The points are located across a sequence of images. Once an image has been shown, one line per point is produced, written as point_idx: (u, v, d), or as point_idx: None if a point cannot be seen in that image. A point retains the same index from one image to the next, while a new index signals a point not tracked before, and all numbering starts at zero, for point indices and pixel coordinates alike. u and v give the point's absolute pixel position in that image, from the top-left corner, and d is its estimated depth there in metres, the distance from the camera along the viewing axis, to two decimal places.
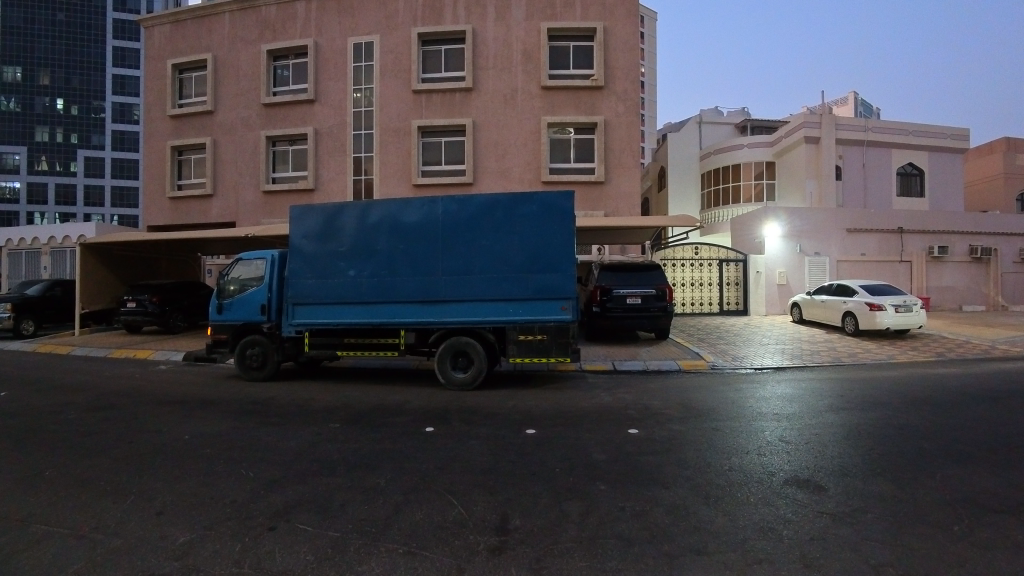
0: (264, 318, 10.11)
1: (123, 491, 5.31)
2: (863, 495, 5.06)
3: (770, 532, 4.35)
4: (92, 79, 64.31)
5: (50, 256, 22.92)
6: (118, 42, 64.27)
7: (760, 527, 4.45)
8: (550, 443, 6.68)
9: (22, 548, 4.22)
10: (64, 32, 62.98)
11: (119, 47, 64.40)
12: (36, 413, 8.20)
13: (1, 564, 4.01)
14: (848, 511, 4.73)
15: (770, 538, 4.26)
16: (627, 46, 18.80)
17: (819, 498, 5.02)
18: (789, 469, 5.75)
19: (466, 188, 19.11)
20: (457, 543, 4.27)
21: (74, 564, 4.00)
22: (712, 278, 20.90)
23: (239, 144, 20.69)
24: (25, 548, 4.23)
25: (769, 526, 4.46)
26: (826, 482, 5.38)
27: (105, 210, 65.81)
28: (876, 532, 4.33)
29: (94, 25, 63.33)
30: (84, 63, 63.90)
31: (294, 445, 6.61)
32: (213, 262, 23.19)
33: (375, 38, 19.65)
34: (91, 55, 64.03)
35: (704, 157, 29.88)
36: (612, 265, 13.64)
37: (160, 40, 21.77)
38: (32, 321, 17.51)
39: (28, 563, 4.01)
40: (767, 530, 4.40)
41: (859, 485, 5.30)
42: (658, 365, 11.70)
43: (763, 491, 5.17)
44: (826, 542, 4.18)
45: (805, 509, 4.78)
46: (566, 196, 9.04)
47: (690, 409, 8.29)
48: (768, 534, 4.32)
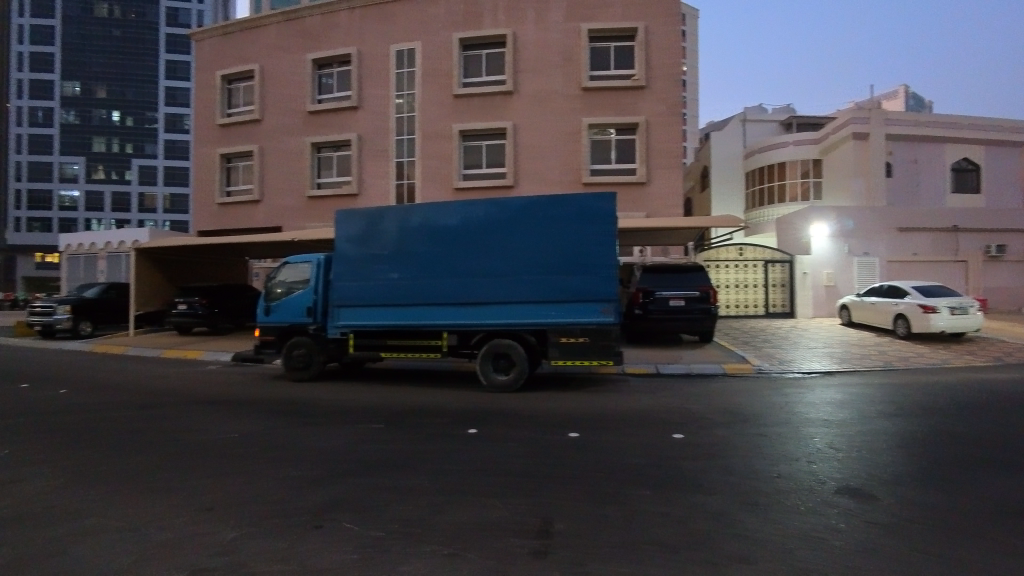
0: (310, 319, 10.30)
1: (174, 488, 5.49)
2: (918, 505, 4.83)
3: (819, 543, 4.18)
4: (145, 91, 66.92)
5: (107, 260, 23.97)
6: (171, 55, 67.17)
7: (806, 535, 4.30)
8: (593, 446, 6.60)
9: (78, 541, 4.41)
10: (123, 49, 66.12)
11: (171, 60, 67.32)
12: (93, 411, 8.60)
13: (60, 555, 4.20)
14: (902, 521, 4.51)
15: (820, 548, 4.09)
16: (667, 45, 18.48)
17: (872, 507, 4.80)
18: (839, 477, 5.51)
19: (505, 190, 19.13)
20: (498, 546, 4.25)
21: (127, 557, 4.15)
22: (756, 279, 20.58)
23: (284, 151, 21.23)
24: (80, 541, 4.41)
25: (818, 536, 4.29)
26: (877, 491, 5.15)
27: (158, 216, 68.10)
28: (932, 543, 4.13)
29: (148, 39, 66.39)
30: (138, 76, 66.69)
31: (337, 444, 6.73)
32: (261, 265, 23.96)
33: (416, 44, 19.92)
34: (145, 69, 66.85)
35: (746, 156, 29.07)
36: (653, 267, 13.39)
37: (209, 52, 22.57)
38: (89, 322, 18.44)
39: (85, 556, 4.18)
40: (816, 539, 4.24)
41: (915, 495, 5.04)
42: (701, 368, 11.42)
43: (813, 500, 4.98)
44: (879, 554, 3.99)
45: (856, 519, 4.57)
46: (605, 197, 8.92)
47: (733, 414, 8.08)
48: (817, 544, 4.16)
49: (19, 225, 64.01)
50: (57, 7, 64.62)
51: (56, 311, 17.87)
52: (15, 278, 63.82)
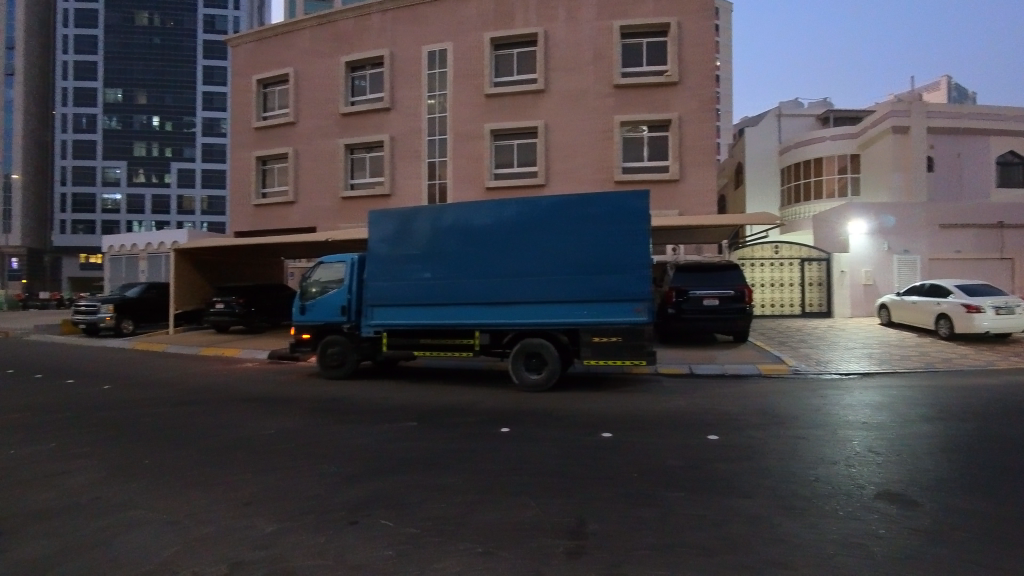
0: (344, 318, 10.45)
1: (213, 482, 5.64)
2: (965, 511, 4.64)
3: (860, 549, 4.05)
4: (183, 96, 68.80)
5: (148, 261, 24.72)
6: (208, 61, 69.05)
7: (845, 541, 4.18)
8: (627, 447, 6.55)
9: (122, 533, 4.56)
10: (163, 56, 68.27)
11: (208, 66, 69.17)
12: (135, 407, 8.88)
13: (106, 545, 4.36)
14: (948, 528, 4.35)
15: (861, 554, 3.97)
16: (701, 40, 18.17)
17: (915, 513, 4.63)
18: (879, 482, 5.34)
19: (537, 190, 19.10)
20: (532, 545, 4.23)
21: (170, 549, 4.27)
22: (792, 277, 20.11)
23: (318, 153, 21.61)
24: (125, 532, 4.57)
25: (858, 542, 4.17)
26: (919, 496, 4.97)
27: (196, 218, 69.61)
28: (981, 552, 3.96)
29: (187, 46, 68.38)
30: (177, 82, 68.65)
31: (371, 442, 6.82)
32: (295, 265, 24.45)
33: (447, 45, 20.04)
34: (183, 74, 68.77)
35: (782, 152, 28.30)
36: (686, 266, 13.19)
37: (245, 57, 23.09)
38: (131, 321, 19.08)
39: (128, 547, 4.31)
40: (856, 545, 4.11)
41: (960, 501, 4.85)
42: (736, 369, 11.22)
43: (851, 504, 4.84)
44: (924, 562, 3.85)
45: (897, 525, 4.42)
46: (638, 195, 8.82)
47: (768, 415, 7.91)
48: (858, 550, 4.03)
49: (65, 228, 66.48)
50: (100, 16, 67.01)
51: (100, 310, 18.55)
52: (61, 278, 66.27)
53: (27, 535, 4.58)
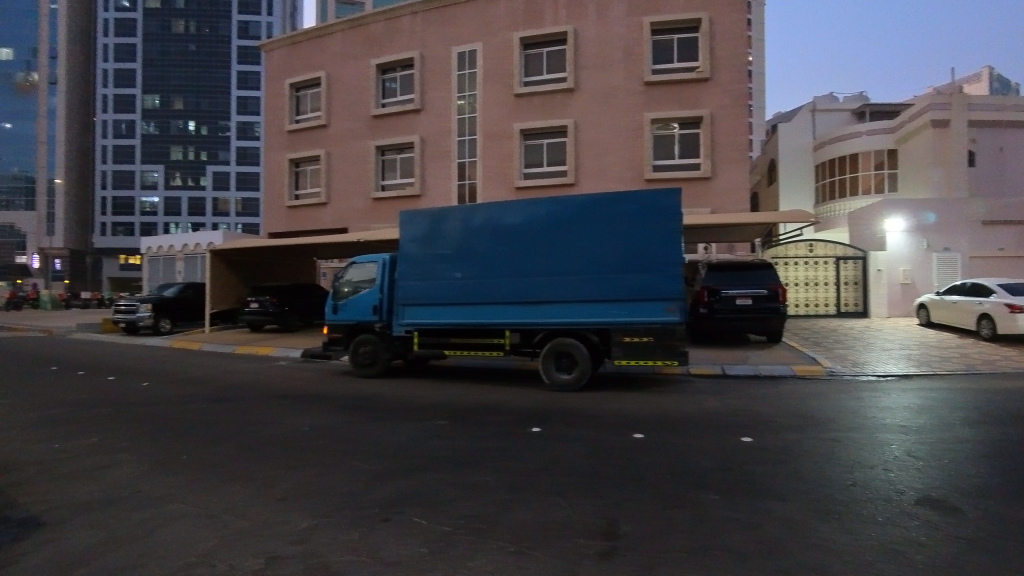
0: (376, 318, 10.58)
1: (249, 478, 5.77)
2: (1012, 519, 4.46)
3: (901, 556, 3.93)
4: (218, 101, 70.44)
5: (184, 262, 25.37)
6: (242, 66, 70.63)
7: (884, 548, 4.06)
8: (660, 447, 6.49)
9: (161, 526, 4.70)
10: (198, 63, 70.16)
11: (242, 71, 70.70)
12: (173, 403, 9.14)
13: (146, 537, 4.49)
14: (993, 537, 4.19)
15: (902, 562, 3.85)
16: (733, 35, 17.88)
17: (959, 521, 4.47)
18: (919, 487, 5.17)
19: (567, 189, 19.04)
20: (565, 546, 4.22)
21: (208, 542, 4.38)
22: (827, 276, 19.65)
23: (350, 155, 21.91)
24: (164, 525, 4.70)
25: (899, 549, 4.04)
26: (962, 503, 4.80)
27: (231, 220, 70.94)
28: None
29: (222, 52, 70.11)
30: (212, 87, 70.41)
31: (402, 439, 6.89)
32: (328, 265, 24.88)
33: (477, 46, 20.11)
34: (219, 80, 70.47)
35: (816, 148, 27.59)
36: (719, 264, 12.94)
37: (279, 61, 23.54)
38: (169, 320, 19.64)
39: (167, 540, 4.44)
40: (896, 552, 3.99)
41: (1006, 509, 4.67)
42: (770, 370, 11.01)
43: (890, 510, 4.70)
44: (970, 571, 3.71)
45: (939, 533, 4.27)
46: (669, 193, 8.72)
47: (802, 417, 7.74)
48: (898, 558, 3.91)
49: (106, 231, 68.72)
50: (139, 25, 69.21)
51: (139, 309, 19.14)
52: (102, 279, 68.51)
53: (72, 526, 4.75)
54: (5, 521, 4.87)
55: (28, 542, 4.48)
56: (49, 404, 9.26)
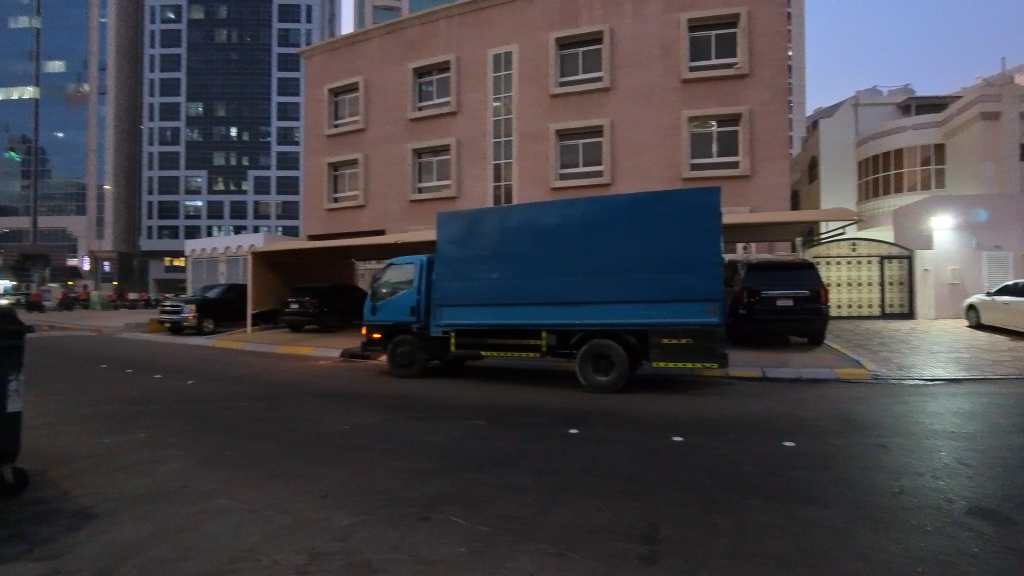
0: (414, 318, 10.71)
1: (292, 474, 5.90)
2: None
3: (954, 568, 3.78)
4: (259, 108, 72.41)
5: (227, 264, 26.11)
6: (283, 73, 72.52)
7: (935, 558, 3.91)
8: (700, 451, 6.38)
9: (208, 519, 4.85)
10: (241, 71, 72.29)
11: (283, 77, 72.51)
12: (219, 401, 9.42)
13: (194, 531, 4.64)
14: None
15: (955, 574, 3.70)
16: (772, 29, 17.51)
17: (1015, 532, 4.28)
18: (970, 496, 4.97)
19: (603, 189, 18.92)
20: (605, 549, 4.19)
21: (252, 537, 4.50)
22: (871, 276, 19.08)
23: (387, 158, 22.23)
24: (211, 519, 4.85)
25: (951, 560, 3.89)
26: (1017, 513, 4.59)
27: (271, 223, 72.64)
28: None
29: (264, 60, 72.15)
30: (254, 94, 72.46)
31: (441, 439, 6.95)
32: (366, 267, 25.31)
33: (513, 47, 20.17)
34: (260, 87, 72.45)
35: (859, 144, 26.74)
36: (758, 264, 12.64)
37: (318, 67, 24.03)
38: (212, 320, 20.25)
39: (214, 534, 4.57)
40: (949, 564, 3.83)
41: None
42: (812, 373, 10.72)
43: (940, 519, 4.53)
44: None
45: (994, 544, 4.11)
46: (709, 192, 8.57)
47: (845, 421, 7.52)
48: (950, 569, 3.76)
49: (152, 234, 71.23)
50: (184, 36, 71.74)
51: (183, 309, 19.79)
52: (149, 280, 71.05)
53: (125, 518, 4.94)
54: (61, 511, 5.09)
55: (83, 532, 4.67)
56: (103, 401, 9.65)
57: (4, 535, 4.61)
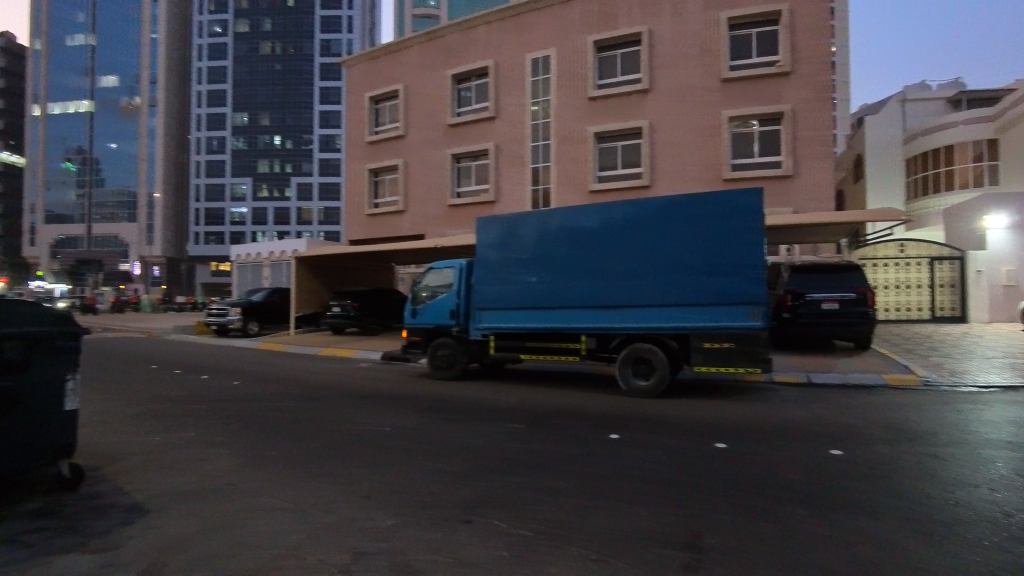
0: (453, 322, 10.82)
1: (337, 474, 6.05)
2: None
3: None
4: (302, 116, 74.27)
5: (271, 268, 26.82)
6: (325, 83, 74.27)
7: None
8: (742, 458, 6.28)
9: (256, 517, 5.01)
10: (284, 81, 74.38)
11: (325, 86, 74.27)
12: (265, 401, 9.71)
13: (243, 528, 4.80)
14: None
15: None
16: (816, 25, 17.11)
17: None
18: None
19: (642, 191, 18.75)
20: (646, 556, 4.17)
21: (298, 535, 4.63)
22: (920, 278, 18.48)
23: (426, 163, 22.53)
24: (259, 517, 5.02)
25: None
26: None
27: (314, 228, 74.14)
28: None
29: (307, 70, 74.09)
30: (297, 103, 74.38)
31: (480, 442, 7.01)
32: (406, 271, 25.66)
33: (551, 51, 20.23)
34: (303, 96, 74.32)
35: (907, 140, 25.78)
36: (803, 267, 12.35)
37: (359, 76, 24.54)
38: (256, 322, 20.85)
39: (261, 531, 4.72)
40: None
41: None
42: (860, 379, 10.40)
43: (998, 534, 4.35)
44: None
45: None
46: (753, 193, 8.42)
47: (895, 429, 7.28)
48: None
49: (199, 240, 73.58)
50: (230, 48, 74.31)
51: (229, 312, 20.47)
52: (196, 284, 73.37)
53: (179, 513, 5.15)
54: (118, 506, 5.33)
55: (136, 526, 4.87)
56: (157, 400, 10.07)
57: (61, 528, 4.85)
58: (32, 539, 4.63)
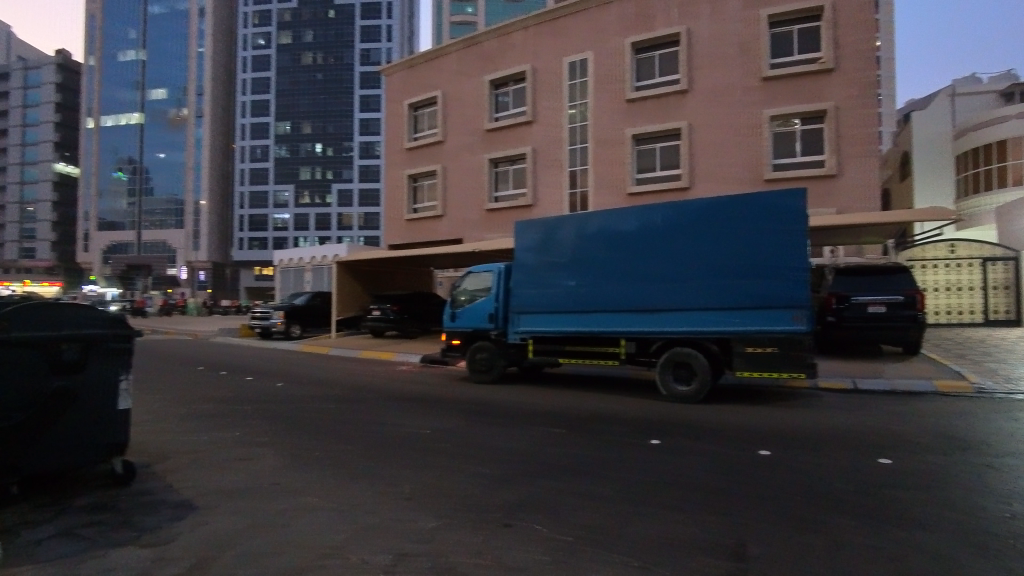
0: (492, 326, 10.90)
1: (381, 476, 6.18)
2: None
3: None
4: (344, 124, 75.93)
5: (312, 272, 27.48)
6: (365, 91, 75.90)
7: None
8: (786, 466, 6.16)
9: (303, 516, 5.16)
10: (325, 90, 76.25)
11: (365, 95, 75.85)
12: (309, 403, 9.97)
13: (291, 527, 4.96)
14: None
15: None
16: (860, 20, 16.69)
17: None
18: None
19: (681, 193, 18.53)
20: (689, 564, 4.14)
21: (344, 535, 4.76)
22: (972, 280, 17.66)
23: (464, 168, 22.77)
24: (306, 516, 5.17)
25: None
26: None
27: (354, 233, 75.65)
28: None
29: (347, 79, 75.79)
30: (338, 111, 76.07)
31: (520, 446, 7.06)
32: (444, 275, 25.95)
33: (588, 54, 20.24)
34: (344, 105, 75.99)
35: (957, 136, 24.79)
36: (847, 269, 12.05)
37: (398, 84, 24.97)
38: (299, 325, 21.42)
39: (308, 531, 4.86)
40: None
41: None
42: (907, 385, 10.06)
43: None
44: None
45: None
46: (795, 194, 8.27)
47: (948, 438, 7.02)
48: None
49: (243, 245, 75.66)
50: (273, 60, 76.61)
51: (272, 315, 21.07)
52: (240, 288, 75.53)
53: (231, 511, 5.35)
54: (175, 502, 5.57)
55: (185, 523, 5.07)
56: (208, 400, 10.45)
57: (115, 522, 5.08)
58: (88, 532, 4.88)
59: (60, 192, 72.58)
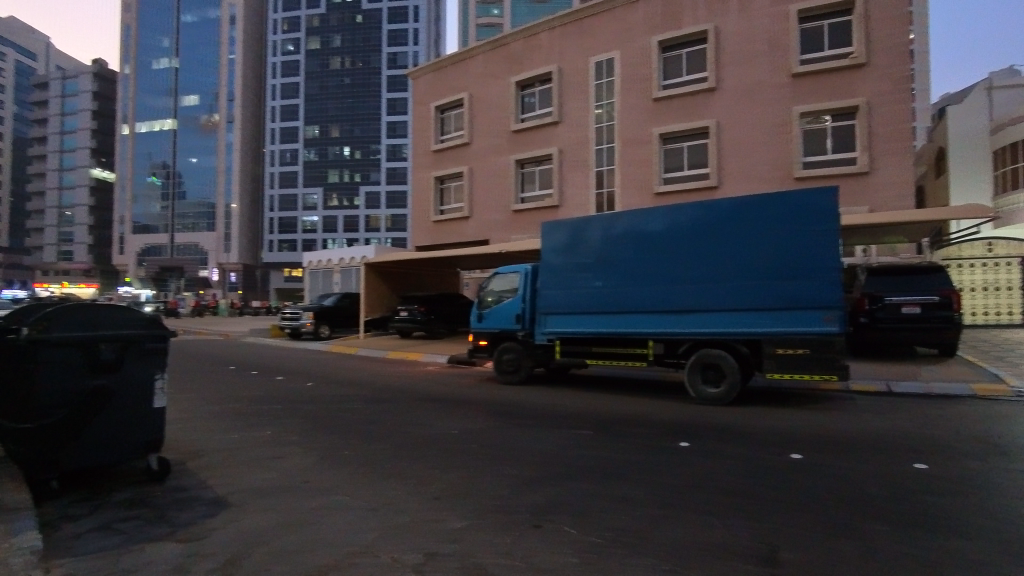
0: (519, 326, 10.95)
1: (410, 475, 6.27)
2: None
3: None
4: (371, 127, 76.84)
5: (341, 273, 27.89)
6: (392, 94, 76.75)
7: None
8: (818, 470, 6.06)
9: (334, 515, 5.26)
10: (352, 94, 77.28)
11: (391, 98, 76.69)
12: (339, 403, 10.15)
13: (323, 524, 5.06)
14: None
15: None
16: (895, 13, 16.29)
17: None
18: None
19: (709, 193, 18.33)
20: (719, 569, 4.11)
21: (374, 534, 4.83)
22: (1011, 280, 17.16)
23: (490, 169, 22.87)
24: (337, 514, 5.27)
25: None
26: None
27: (381, 235, 76.51)
28: None
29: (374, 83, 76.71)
30: (365, 114, 76.95)
31: (547, 447, 7.08)
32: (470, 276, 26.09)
33: (614, 54, 20.16)
34: (371, 108, 76.89)
35: (995, 131, 23.98)
36: (881, 269, 11.79)
37: (425, 86, 25.22)
38: (327, 326, 21.78)
39: (339, 528, 4.96)
40: None
41: None
42: (944, 388, 9.80)
43: None
44: None
45: None
46: (827, 192, 8.14)
47: (988, 443, 6.82)
48: None
49: (274, 247, 76.48)
50: (301, 65, 77.95)
51: (302, 316, 21.46)
52: (269, 289, 76.90)
53: (265, 508, 5.48)
54: (211, 499, 5.72)
55: (220, 519, 5.22)
56: (242, 399, 10.71)
57: (155, 517, 5.26)
58: (128, 526, 5.06)
59: (97, 197, 74.84)
